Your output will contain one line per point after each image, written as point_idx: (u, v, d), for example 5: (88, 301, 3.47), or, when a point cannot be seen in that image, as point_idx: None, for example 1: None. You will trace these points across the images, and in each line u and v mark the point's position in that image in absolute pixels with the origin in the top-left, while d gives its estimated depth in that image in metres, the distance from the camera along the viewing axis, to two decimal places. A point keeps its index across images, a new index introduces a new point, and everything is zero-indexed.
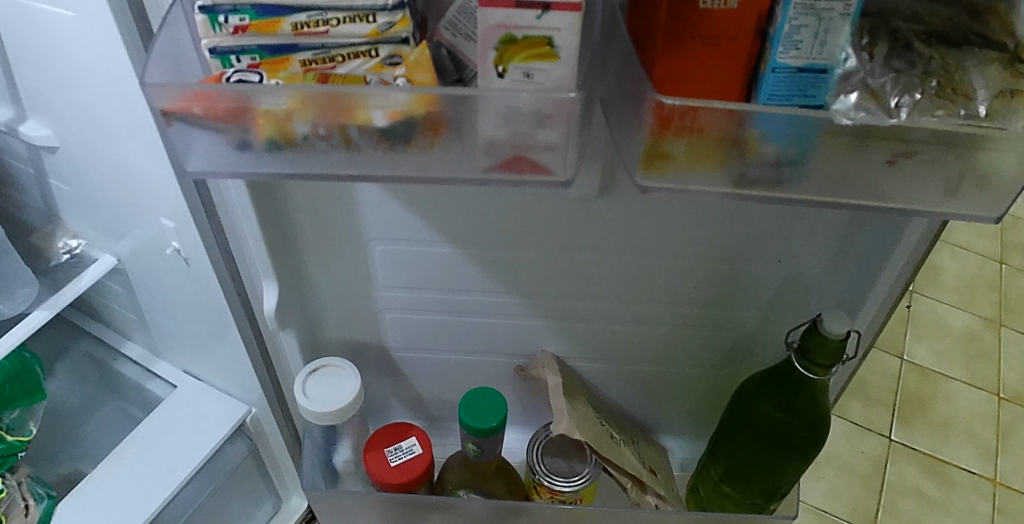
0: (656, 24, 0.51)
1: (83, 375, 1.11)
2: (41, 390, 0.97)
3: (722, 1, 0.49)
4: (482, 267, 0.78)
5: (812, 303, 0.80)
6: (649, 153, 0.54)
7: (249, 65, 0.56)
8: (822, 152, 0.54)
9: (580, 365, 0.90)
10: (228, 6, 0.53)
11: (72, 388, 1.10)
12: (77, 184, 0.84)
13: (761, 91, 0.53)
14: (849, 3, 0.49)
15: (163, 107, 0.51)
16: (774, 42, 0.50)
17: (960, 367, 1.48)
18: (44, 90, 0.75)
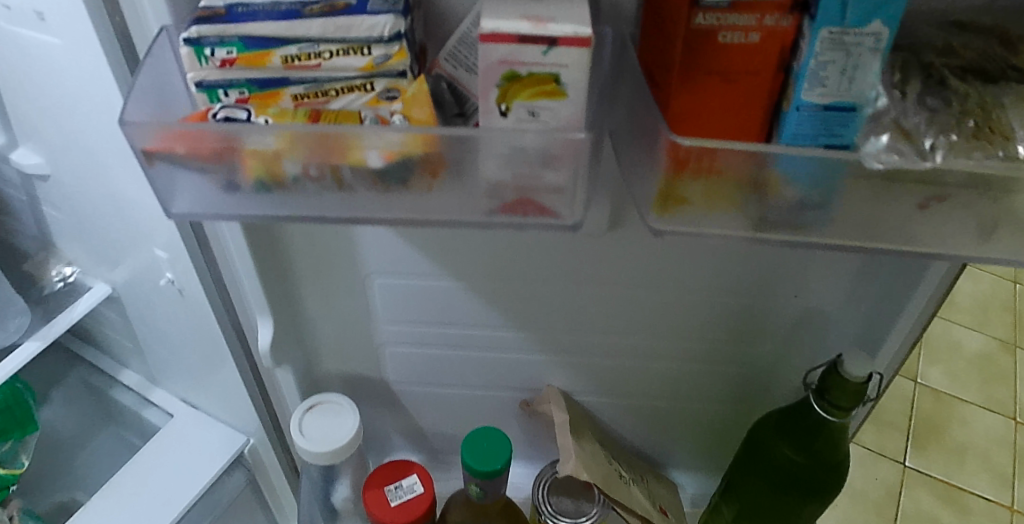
0: (671, 59, 0.47)
1: (80, 403, 1.08)
2: (33, 422, 0.93)
3: (743, 35, 0.45)
4: (484, 299, 0.74)
5: (829, 338, 0.76)
6: (664, 196, 0.50)
7: (238, 100, 0.53)
8: (846, 193, 0.50)
9: (588, 400, 0.85)
10: (215, 38, 0.50)
11: (68, 416, 1.07)
12: (70, 212, 0.81)
13: (784, 130, 0.49)
14: (879, 38, 0.45)
15: (145, 146, 0.48)
16: (798, 78, 0.47)
17: (975, 390, 1.43)
18: (32, 117, 0.72)
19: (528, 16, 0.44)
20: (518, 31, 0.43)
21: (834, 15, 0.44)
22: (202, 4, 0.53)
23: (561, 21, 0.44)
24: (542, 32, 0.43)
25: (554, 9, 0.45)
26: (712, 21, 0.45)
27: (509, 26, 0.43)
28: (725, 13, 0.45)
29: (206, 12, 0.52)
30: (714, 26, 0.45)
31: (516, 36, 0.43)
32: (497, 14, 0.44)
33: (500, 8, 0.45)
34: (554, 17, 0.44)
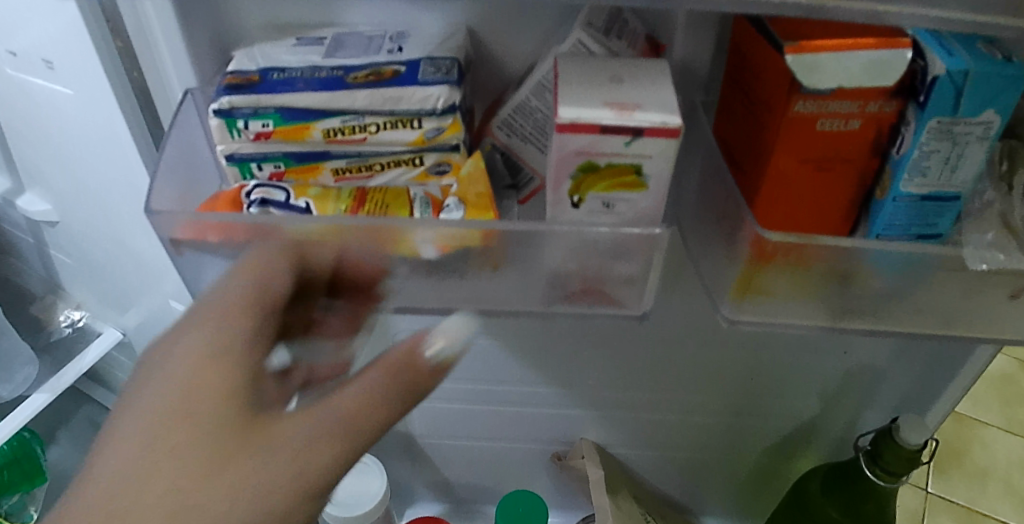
0: (762, 143, 0.43)
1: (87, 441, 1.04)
2: (42, 474, 0.90)
3: (843, 122, 0.41)
4: (520, 357, 0.70)
5: (878, 396, 0.73)
6: (742, 285, 0.46)
7: (271, 174, 0.48)
8: (937, 286, 0.46)
9: (622, 453, 0.82)
10: (250, 109, 0.45)
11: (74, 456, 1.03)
12: (79, 258, 0.76)
13: (875, 220, 0.45)
14: (990, 126, 0.41)
15: (172, 236, 0.44)
16: (898, 167, 0.43)
17: (995, 412, 1.42)
18: (41, 165, 0.68)
19: (612, 101, 0.40)
20: (600, 122, 0.39)
21: (946, 105, 0.40)
22: (231, 67, 0.48)
23: (648, 108, 0.39)
24: (627, 122, 0.39)
25: (638, 92, 0.40)
26: (813, 108, 0.41)
27: (591, 114, 0.39)
28: (826, 99, 0.41)
29: (237, 77, 0.47)
30: (814, 113, 0.41)
31: (599, 127, 0.39)
32: (575, 99, 0.40)
33: (578, 90, 0.40)
34: (640, 102, 0.40)
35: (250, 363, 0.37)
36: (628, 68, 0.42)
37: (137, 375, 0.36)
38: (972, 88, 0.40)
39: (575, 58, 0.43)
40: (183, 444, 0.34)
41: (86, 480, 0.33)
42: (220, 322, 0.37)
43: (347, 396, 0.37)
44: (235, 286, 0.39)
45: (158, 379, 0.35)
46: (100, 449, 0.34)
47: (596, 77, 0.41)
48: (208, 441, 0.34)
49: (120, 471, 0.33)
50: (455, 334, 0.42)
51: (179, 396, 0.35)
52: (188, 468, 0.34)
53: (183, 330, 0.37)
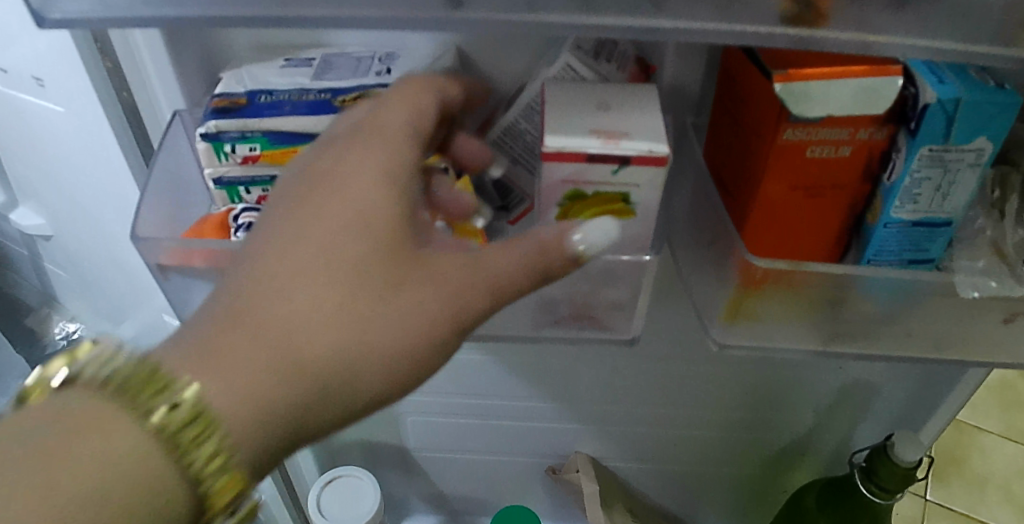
0: (752, 169, 0.43)
1: None
2: None
3: (834, 149, 0.41)
4: (513, 372, 0.70)
5: (873, 411, 0.72)
6: (732, 310, 0.46)
7: (260, 197, 0.48)
8: (929, 311, 0.46)
9: (618, 466, 0.82)
10: (237, 132, 0.45)
11: None
12: (73, 271, 0.76)
13: (866, 246, 0.45)
14: (982, 153, 0.41)
15: (159, 262, 0.44)
16: (889, 194, 0.42)
17: (995, 419, 1.42)
18: (35, 181, 0.68)
19: (599, 129, 0.39)
20: (586, 150, 0.38)
21: (937, 133, 0.40)
22: (218, 90, 0.47)
23: (635, 137, 0.39)
24: (613, 151, 0.38)
25: (625, 119, 0.40)
26: (803, 135, 0.40)
27: (577, 143, 0.38)
28: (816, 127, 0.40)
29: (225, 100, 0.46)
30: (803, 140, 0.40)
31: (584, 155, 0.38)
32: (561, 127, 0.39)
33: (565, 118, 0.40)
34: (628, 131, 0.39)
35: (410, 197, 0.37)
36: (616, 94, 0.42)
37: (302, 191, 0.36)
38: (963, 116, 0.39)
39: (563, 84, 0.43)
40: (354, 266, 0.35)
41: (265, 275, 0.34)
42: (385, 155, 0.37)
43: (500, 260, 0.38)
44: (392, 116, 0.39)
45: (331, 195, 0.36)
46: (277, 251, 0.34)
47: (584, 104, 0.41)
48: (376, 269, 0.35)
49: (297, 278, 0.34)
50: (602, 219, 0.38)
51: (353, 214, 0.35)
52: (359, 285, 0.35)
53: (353, 153, 0.37)
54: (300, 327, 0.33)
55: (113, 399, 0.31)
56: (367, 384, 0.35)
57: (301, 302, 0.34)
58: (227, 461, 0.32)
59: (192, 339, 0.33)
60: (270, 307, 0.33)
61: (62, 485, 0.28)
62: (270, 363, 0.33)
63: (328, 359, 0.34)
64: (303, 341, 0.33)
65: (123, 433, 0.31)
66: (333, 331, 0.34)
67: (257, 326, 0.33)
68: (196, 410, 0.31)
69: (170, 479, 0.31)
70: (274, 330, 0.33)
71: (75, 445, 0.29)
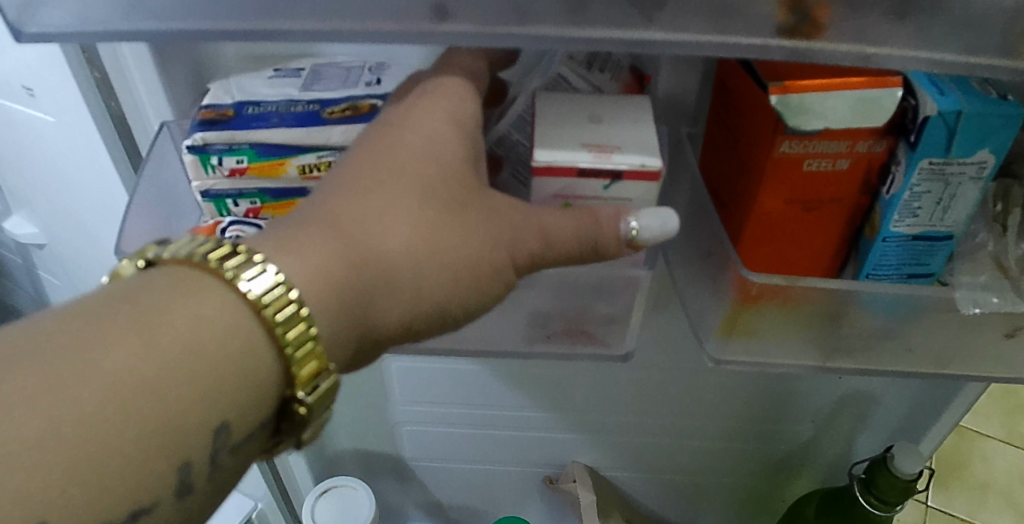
0: (747, 182, 0.42)
1: None
2: None
3: (831, 162, 0.40)
4: (509, 381, 0.69)
5: (874, 421, 0.71)
6: (728, 326, 0.45)
7: (248, 210, 0.47)
8: (929, 326, 0.45)
9: (616, 475, 0.81)
10: (223, 145, 0.44)
11: None
12: (67, 278, 0.75)
13: (865, 260, 0.44)
14: (984, 166, 0.40)
15: None
16: (889, 208, 0.41)
17: (997, 424, 1.40)
18: (26, 189, 0.67)
19: (590, 142, 0.38)
20: (577, 165, 0.37)
21: (937, 146, 0.39)
22: (205, 101, 0.47)
23: (627, 149, 0.38)
24: (605, 165, 0.38)
25: (617, 131, 0.39)
26: (799, 148, 0.39)
27: (568, 157, 0.38)
28: (813, 140, 0.39)
29: (212, 112, 0.46)
30: (800, 154, 0.39)
31: (575, 169, 0.38)
32: (551, 141, 0.39)
33: (557, 131, 0.39)
34: (619, 144, 0.38)
35: (477, 137, 0.39)
36: (609, 106, 0.41)
37: (378, 128, 0.38)
38: (965, 129, 0.38)
39: (554, 96, 0.42)
40: (428, 178, 0.36)
41: (344, 185, 0.35)
42: (454, 96, 0.39)
43: (559, 218, 0.38)
44: (461, 65, 0.40)
45: (404, 125, 0.37)
46: (354, 167, 0.36)
47: (576, 117, 0.40)
48: (446, 185, 0.36)
49: (374, 185, 0.35)
50: (664, 211, 0.37)
51: (427, 135, 0.37)
52: (431, 196, 0.36)
53: (426, 93, 0.39)
54: (369, 226, 0.34)
55: (202, 270, 0.31)
56: (430, 290, 0.36)
57: (374, 209, 0.35)
58: (314, 334, 0.32)
59: (273, 231, 0.34)
60: (348, 209, 0.35)
61: (160, 343, 0.29)
62: (348, 254, 0.33)
63: (397, 261, 0.35)
64: (376, 239, 0.34)
65: (213, 301, 0.31)
66: (404, 236, 0.35)
67: (336, 222, 0.34)
68: (285, 283, 0.31)
69: (258, 350, 0.31)
70: (351, 227, 0.34)
71: (170, 308, 0.30)
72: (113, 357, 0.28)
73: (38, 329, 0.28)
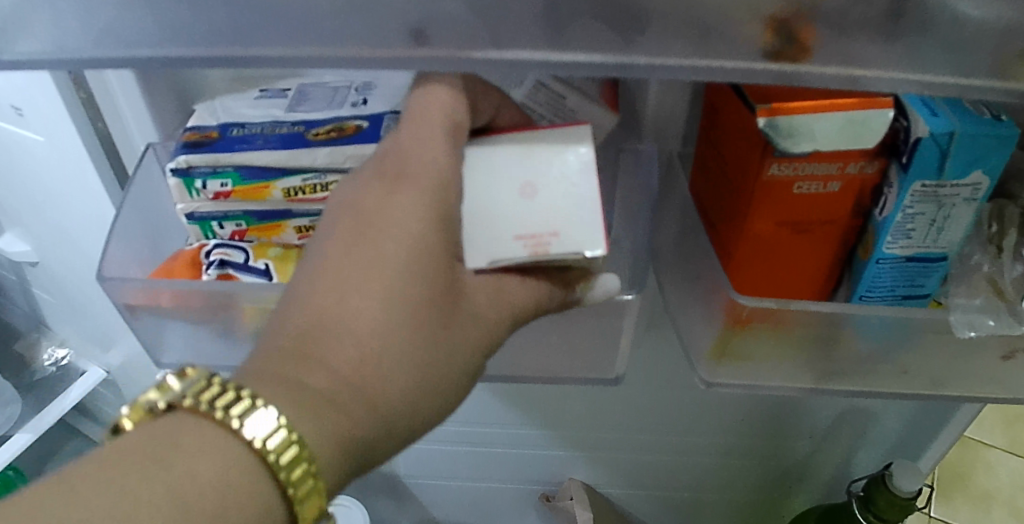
0: (737, 204, 0.41)
1: None
2: None
3: (822, 185, 0.39)
4: (505, 400, 0.68)
5: (871, 438, 0.70)
6: (719, 349, 0.45)
7: (233, 232, 0.47)
8: (924, 347, 0.44)
9: (612, 492, 0.80)
10: (207, 168, 0.44)
11: None
12: (62, 296, 0.75)
13: (859, 282, 0.43)
14: (978, 187, 0.39)
15: (127, 302, 0.43)
16: (881, 230, 0.40)
17: (1000, 433, 1.39)
18: (20, 208, 0.67)
19: (524, 232, 0.35)
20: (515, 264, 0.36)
21: (930, 168, 0.38)
22: (190, 123, 0.46)
23: (564, 239, 0.35)
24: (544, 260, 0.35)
25: (551, 206, 0.36)
26: (789, 171, 0.39)
27: (504, 258, 0.35)
28: (803, 163, 0.38)
29: (196, 134, 0.45)
30: (790, 176, 0.39)
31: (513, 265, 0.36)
32: (484, 233, 0.36)
33: (489, 212, 0.36)
34: (556, 229, 0.35)
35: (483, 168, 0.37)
36: (544, 160, 0.36)
37: (349, 220, 0.33)
38: (958, 150, 0.37)
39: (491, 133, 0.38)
40: (417, 300, 0.33)
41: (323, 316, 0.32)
42: (438, 191, 0.34)
43: (519, 288, 0.37)
44: (436, 146, 0.34)
45: (378, 231, 0.33)
46: (329, 289, 0.32)
47: (505, 187, 0.36)
48: (431, 305, 0.33)
49: (356, 317, 0.32)
50: (605, 274, 0.40)
51: (412, 241, 0.33)
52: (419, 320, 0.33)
53: (400, 180, 0.34)
54: (358, 366, 0.32)
55: (217, 425, 0.30)
56: (431, 409, 0.35)
57: (362, 345, 0.32)
58: (321, 486, 0.31)
59: (268, 366, 0.32)
60: (337, 345, 0.32)
61: (183, 503, 0.28)
62: (345, 398, 0.32)
63: (397, 392, 0.33)
64: (369, 379, 0.32)
65: (228, 456, 0.30)
66: (404, 370, 0.33)
67: (322, 362, 0.31)
68: (296, 441, 0.30)
69: (271, 503, 0.30)
70: (342, 368, 0.32)
71: (188, 464, 0.29)
72: (147, 520, 0.27)
73: (64, 488, 0.27)
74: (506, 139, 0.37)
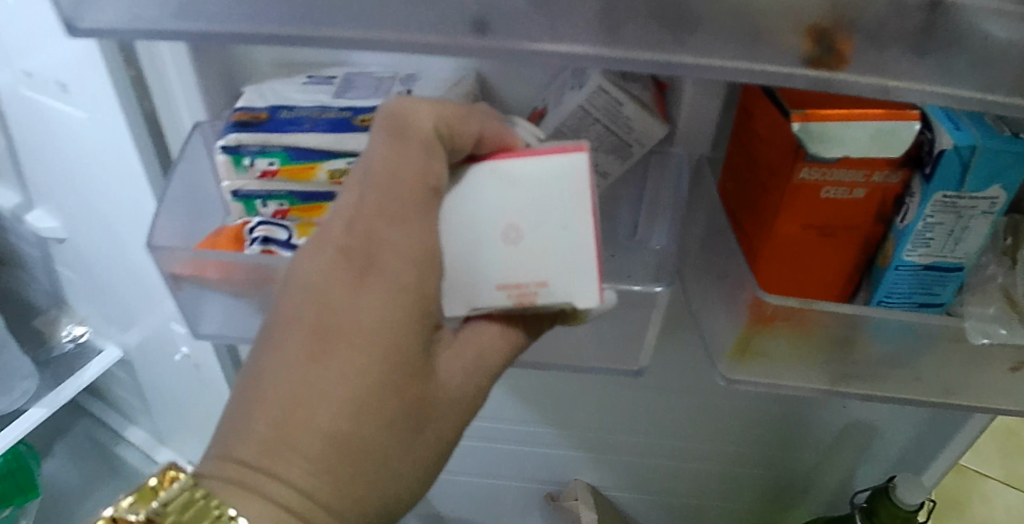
0: (766, 206, 0.43)
1: (83, 459, 0.98)
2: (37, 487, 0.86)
3: (847, 191, 0.41)
4: (519, 397, 0.70)
5: (874, 454, 0.72)
6: (739, 347, 0.46)
7: (275, 212, 0.49)
8: (939, 355, 0.46)
9: (617, 495, 0.81)
10: (256, 147, 0.46)
11: (70, 473, 0.97)
12: (84, 273, 0.76)
13: (877, 288, 0.45)
14: (995, 201, 0.41)
15: (172, 271, 0.45)
16: (901, 238, 0.42)
17: (997, 465, 1.40)
18: (52, 184, 0.68)
19: (510, 282, 0.37)
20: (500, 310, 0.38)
21: (951, 179, 0.40)
22: (239, 104, 0.48)
23: (552, 289, 0.36)
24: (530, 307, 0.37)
25: (535, 252, 0.36)
26: (817, 176, 0.40)
27: (489, 306, 0.37)
28: (831, 168, 0.40)
29: (245, 114, 0.47)
30: (818, 181, 0.41)
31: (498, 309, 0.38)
32: (470, 282, 0.37)
33: (472, 266, 0.37)
34: (543, 279, 0.36)
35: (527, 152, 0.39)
36: (528, 211, 0.36)
37: (309, 328, 0.34)
38: (978, 163, 0.39)
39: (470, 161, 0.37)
40: (388, 408, 0.35)
41: (292, 425, 0.33)
42: (402, 292, 0.35)
43: (491, 362, 0.39)
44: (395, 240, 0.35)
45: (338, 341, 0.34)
46: (292, 402, 0.33)
47: (489, 236, 0.36)
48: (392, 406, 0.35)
49: (318, 427, 0.33)
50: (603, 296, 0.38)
51: (382, 350, 0.34)
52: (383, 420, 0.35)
53: (360, 281, 0.34)
54: (321, 472, 0.34)
55: None
56: (400, 494, 0.37)
57: (326, 452, 0.34)
58: None
59: (233, 464, 0.34)
60: (297, 455, 0.33)
61: None
62: (308, 502, 0.34)
63: (362, 489, 0.35)
64: (332, 483, 0.34)
65: None
66: (366, 471, 0.35)
67: (284, 471, 0.33)
68: None
69: None
70: (304, 476, 0.34)
71: None
72: None
73: None
74: (490, 182, 0.36)
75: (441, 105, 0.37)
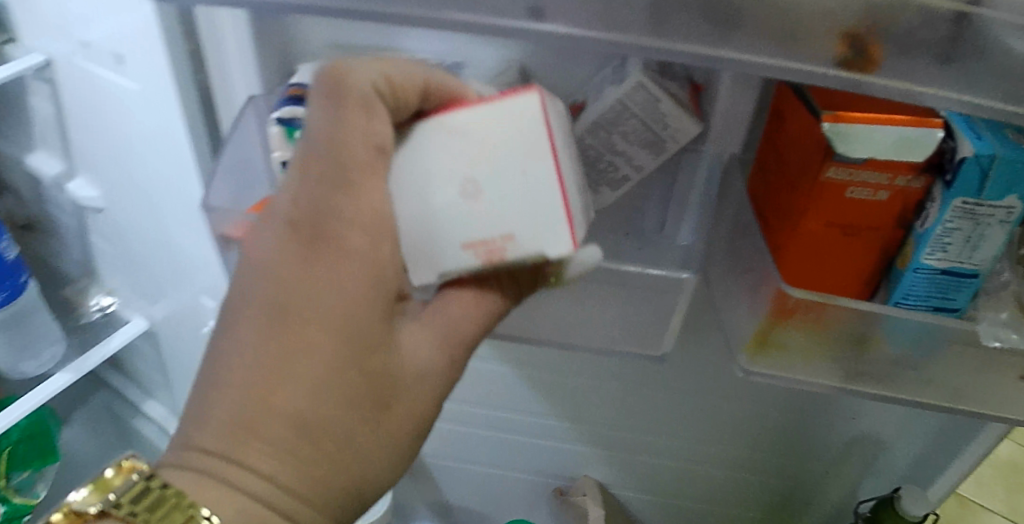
0: (793, 203, 0.45)
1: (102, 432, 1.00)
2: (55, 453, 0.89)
3: (872, 193, 0.43)
4: (535, 388, 0.71)
5: (880, 467, 0.73)
6: (759, 339, 0.48)
7: None
8: (953, 358, 0.47)
9: (624, 494, 0.83)
10: None
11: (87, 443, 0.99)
12: (118, 243, 0.78)
13: (895, 289, 0.47)
14: (1013, 210, 0.42)
15: (225, 232, 0.48)
16: (921, 241, 0.44)
17: (1000, 498, 1.40)
18: (95, 155, 0.70)
19: (474, 241, 0.37)
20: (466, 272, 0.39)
21: (971, 186, 0.41)
22: (295, 80, 0.50)
23: (518, 240, 0.37)
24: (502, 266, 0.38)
25: (497, 204, 0.37)
26: (845, 176, 0.42)
27: (456, 267, 0.38)
28: (859, 169, 0.42)
29: (300, 89, 0.49)
30: (845, 181, 0.42)
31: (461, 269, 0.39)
32: (435, 245, 0.38)
33: (436, 232, 0.38)
34: (510, 232, 0.37)
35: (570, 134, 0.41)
36: (485, 164, 0.36)
37: (270, 310, 0.36)
38: (999, 172, 0.41)
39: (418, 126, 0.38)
40: (352, 379, 0.37)
41: (261, 401, 0.36)
42: (362, 271, 0.37)
43: (464, 335, 0.41)
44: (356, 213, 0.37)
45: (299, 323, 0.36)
46: (258, 381, 0.36)
47: (448, 194, 0.37)
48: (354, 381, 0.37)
49: (286, 405, 0.36)
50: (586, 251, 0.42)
51: (334, 322, 0.36)
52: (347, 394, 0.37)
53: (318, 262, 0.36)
54: (291, 443, 0.36)
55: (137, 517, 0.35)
56: (377, 460, 0.39)
57: (294, 425, 0.36)
58: None
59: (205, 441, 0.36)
60: (268, 430, 0.36)
61: None
62: (281, 471, 0.36)
63: (336, 456, 0.38)
64: (303, 453, 0.37)
65: None
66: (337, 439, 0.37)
67: (256, 444, 0.36)
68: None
69: None
70: (275, 449, 0.36)
71: None
72: None
73: None
74: (441, 137, 0.37)
75: (376, 65, 0.38)
